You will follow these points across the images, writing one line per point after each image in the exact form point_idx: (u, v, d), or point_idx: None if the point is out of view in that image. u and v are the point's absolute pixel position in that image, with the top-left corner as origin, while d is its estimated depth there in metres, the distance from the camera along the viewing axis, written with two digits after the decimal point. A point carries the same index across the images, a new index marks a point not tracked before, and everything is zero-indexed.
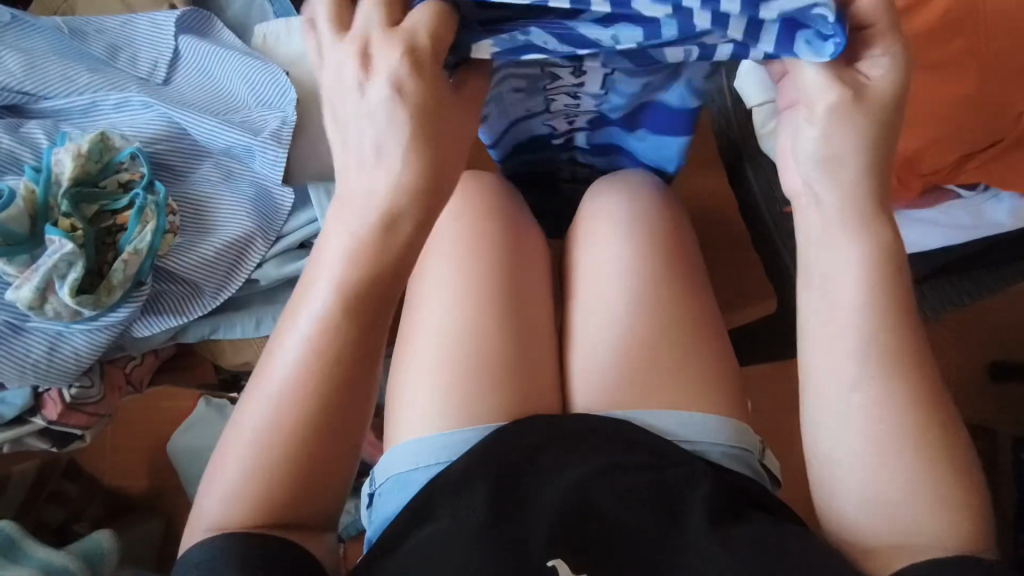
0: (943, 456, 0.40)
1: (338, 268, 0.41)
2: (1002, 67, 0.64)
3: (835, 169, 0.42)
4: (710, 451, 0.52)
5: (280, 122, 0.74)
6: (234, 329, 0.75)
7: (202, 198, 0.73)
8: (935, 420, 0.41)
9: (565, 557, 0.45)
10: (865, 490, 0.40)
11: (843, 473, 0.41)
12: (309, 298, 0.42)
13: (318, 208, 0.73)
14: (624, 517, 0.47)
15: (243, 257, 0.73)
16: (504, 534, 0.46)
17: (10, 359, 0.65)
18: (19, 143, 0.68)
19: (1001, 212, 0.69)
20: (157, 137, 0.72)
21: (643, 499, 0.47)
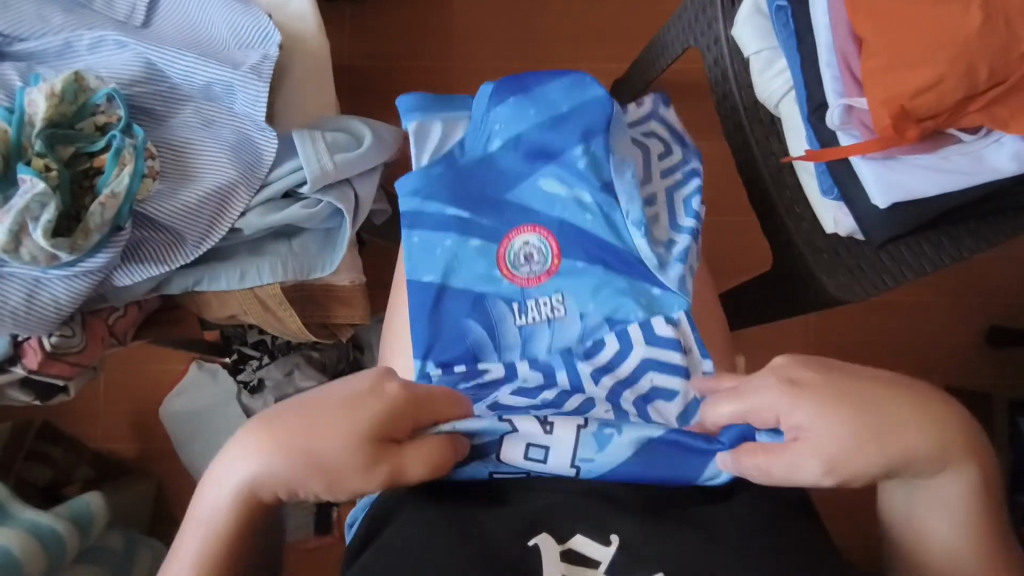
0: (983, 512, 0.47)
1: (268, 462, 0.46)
2: (1009, 1, 0.62)
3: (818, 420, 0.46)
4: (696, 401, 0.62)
5: (260, 56, 0.72)
6: (219, 280, 0.74)
7: (181, 143, 0.71)
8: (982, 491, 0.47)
9: (551, 532, 0.46)
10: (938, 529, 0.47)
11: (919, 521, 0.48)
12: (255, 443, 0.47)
13: (304, 153, 0.72)
14: (608, 484, 0.49)
15: (226, 208, 0.71)
16: (486, 496, 0.48)
17: None
18: None
19: (1004, 159, 0.68)
20: (135, 80, 0.70)
21: (636, 463, 0.49)
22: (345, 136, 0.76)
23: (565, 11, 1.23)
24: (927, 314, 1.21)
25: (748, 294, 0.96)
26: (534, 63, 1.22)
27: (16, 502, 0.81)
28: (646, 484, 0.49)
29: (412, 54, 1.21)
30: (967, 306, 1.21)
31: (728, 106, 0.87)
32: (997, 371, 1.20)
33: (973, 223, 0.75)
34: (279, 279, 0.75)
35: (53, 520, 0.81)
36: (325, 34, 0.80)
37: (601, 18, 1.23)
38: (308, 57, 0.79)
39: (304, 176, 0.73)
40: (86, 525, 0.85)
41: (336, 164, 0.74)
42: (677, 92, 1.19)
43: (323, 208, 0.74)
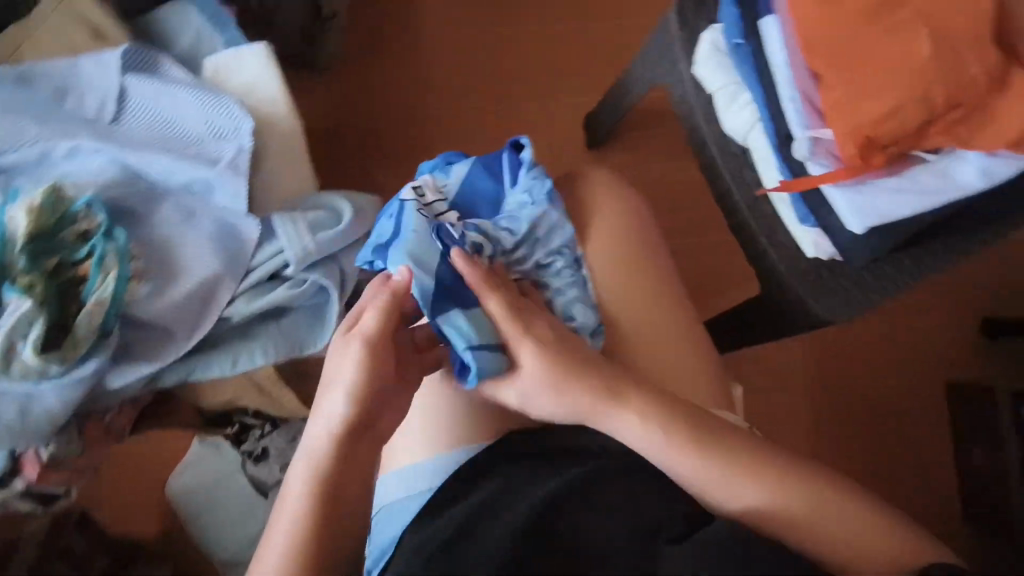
0: (785, 474, 0.52)
1: (313, 460, 0.56)
2: (953, 30, 0.65)
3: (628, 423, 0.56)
4: None
5: (235, 151, 0.74)
6: (211, 368, 0.74)
7: (162, 240, 0.71)
8: (781, 470, 0.52)
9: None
10: (722, 492, 0.53)
11: (702, 485, 0.54)
12: (295, 470, 0.57)
13: (287, 236, 0.73)
14: (600, 526, 0.51)
15: (212, 299, 0.71)
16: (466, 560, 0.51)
17: None
18: None
19: (970, 173, 0.69)
20: (113, 182, 0.71)
21: (617, 508, 0.52)
22: (324, 214, 0.77)
23: (530, 53, 1.25)
24: (922, 314, 1.22)
25: (738, 323, 0.95)
26: (505, 106, 1.23)
27: None
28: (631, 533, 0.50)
29: (385, 110, 1.23)
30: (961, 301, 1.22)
31: (699, 139, 0.88)
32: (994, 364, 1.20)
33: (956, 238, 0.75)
34: (271, 360, 0.75)
35: None
36: (297, 114, 0.81)
37: (566, 56, 1.25)
38: (280, 139, 0.80)
39: (287, 258, 0.73)
40: None
41: (318, 243, 0.74)
42: (648, 122, 1.21)
43: (309, 286, 0.74)
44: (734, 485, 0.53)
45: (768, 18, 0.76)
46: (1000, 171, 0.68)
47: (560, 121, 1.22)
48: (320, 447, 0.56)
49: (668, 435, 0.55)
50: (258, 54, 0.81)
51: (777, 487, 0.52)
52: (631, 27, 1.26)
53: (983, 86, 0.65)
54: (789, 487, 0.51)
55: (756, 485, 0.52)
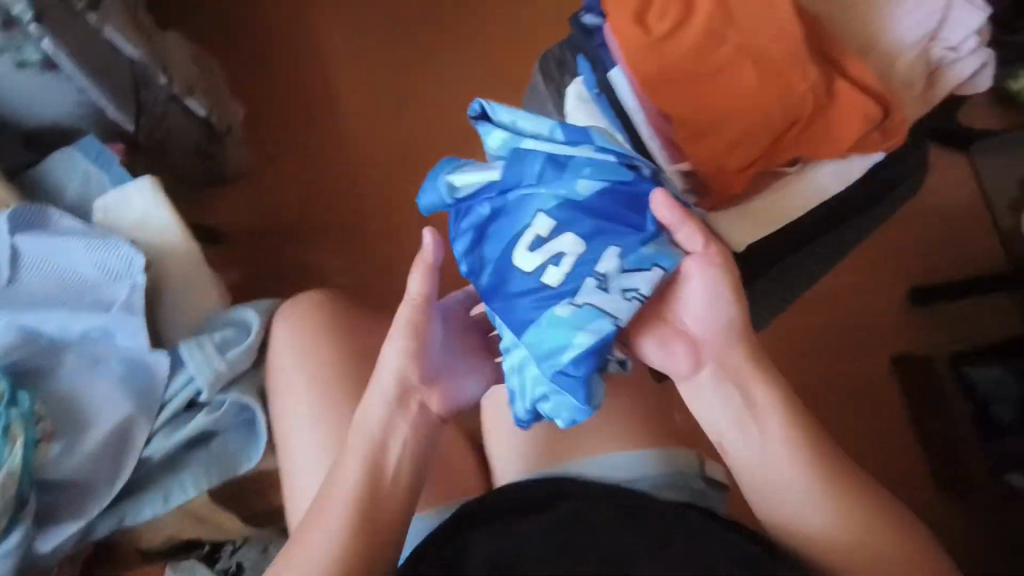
0: (843, 489, 0.55)
1: (361, 454, 0.61)
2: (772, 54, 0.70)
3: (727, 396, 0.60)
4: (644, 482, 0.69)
5: (129, 291, 0.75)
6: (143, 510, 0.73)
7: (70, 394, 0.72)
8: (841, 482, 0.56)
9: None
10: (801, 497, 0.55)
11: (769, 478, 0.57)
12: (341, 472, 0.61)
13: (195, 363, 0.74)
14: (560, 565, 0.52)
15: (128, 442, 0.72)
16: None
17: None
18: None
19: (828, 178, 0.72)
20: (12, 347, 0.71)
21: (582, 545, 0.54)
22: (231, 331, 0.78)
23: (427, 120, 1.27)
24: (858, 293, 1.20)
25: None
26: (412, 176, 1.24)
27: None
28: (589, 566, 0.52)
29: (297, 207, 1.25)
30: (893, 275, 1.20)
31: None
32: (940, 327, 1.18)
33: (830, 246, 0.78)
34: (204, 488, 0.74)
35: None
36: (193, 238, 0.83)
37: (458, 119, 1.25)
38: (178, 266, 0.82)
39: (199, 384, 0.74)
40: None
41: (228, 361, 0.75)
42: None
43: (227, 406, 0.75)
44: (808, 495, 0.55)
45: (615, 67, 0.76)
46: (852, 169, 0.72)
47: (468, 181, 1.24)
48: (369, 441, 0.62)
49: (767, 436, 0.58)
50: (144, 188, 0.83)
51: (843, 512, 0.54)
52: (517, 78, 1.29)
53: (812, 102, 0.70)
54: (851, 509, 0.54)
55: (831, 509, 0.55)
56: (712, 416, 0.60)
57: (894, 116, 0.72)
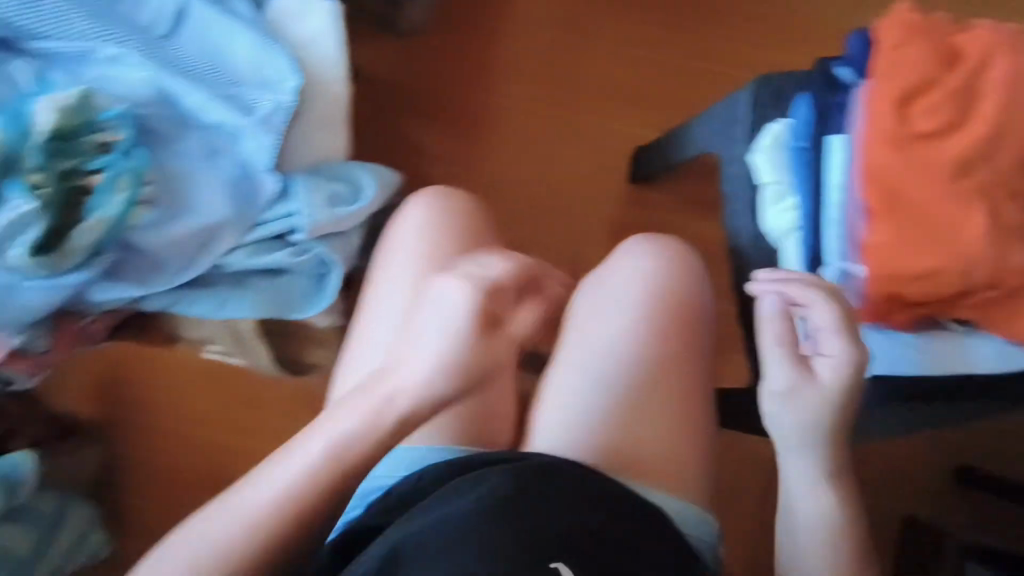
0: None
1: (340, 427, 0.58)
2: (1005, 215, 0.65)
3: (797, 415, 0.57)
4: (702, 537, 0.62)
5: (274, 106, 0.73)
6: (191, 306, 0.74)
7: (178, 172, 0.72)
8: None
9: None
10: None
11: None
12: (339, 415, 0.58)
13: (304, 202, 0.73)
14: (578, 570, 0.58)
15: (211, 243, 0.72)
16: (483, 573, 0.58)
17: None
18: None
19: (989, 356, 0.69)
20: (146, 101, 0.72)
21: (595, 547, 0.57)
22: (345, 188, 0.77)
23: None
24: None
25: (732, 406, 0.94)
26: None
27: None
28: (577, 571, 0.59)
29: None
30: None
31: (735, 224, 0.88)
32: None
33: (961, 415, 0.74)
34: (259, 315, 0.74)
35: None
36: (350, 83, 0.80)
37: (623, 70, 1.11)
38: (324, 102, 0.79)
39: (297, 223, 0.74)
40: None
41: (333, 216, 0.75)
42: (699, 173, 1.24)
43: (310, 257, 0.75)
44: None
45: (835, 135, 0.72)
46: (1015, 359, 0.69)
47: None
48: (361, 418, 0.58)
49: None
50: (326, 8, 0.78)
51: None
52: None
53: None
54: None
55: None
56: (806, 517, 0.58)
57: None
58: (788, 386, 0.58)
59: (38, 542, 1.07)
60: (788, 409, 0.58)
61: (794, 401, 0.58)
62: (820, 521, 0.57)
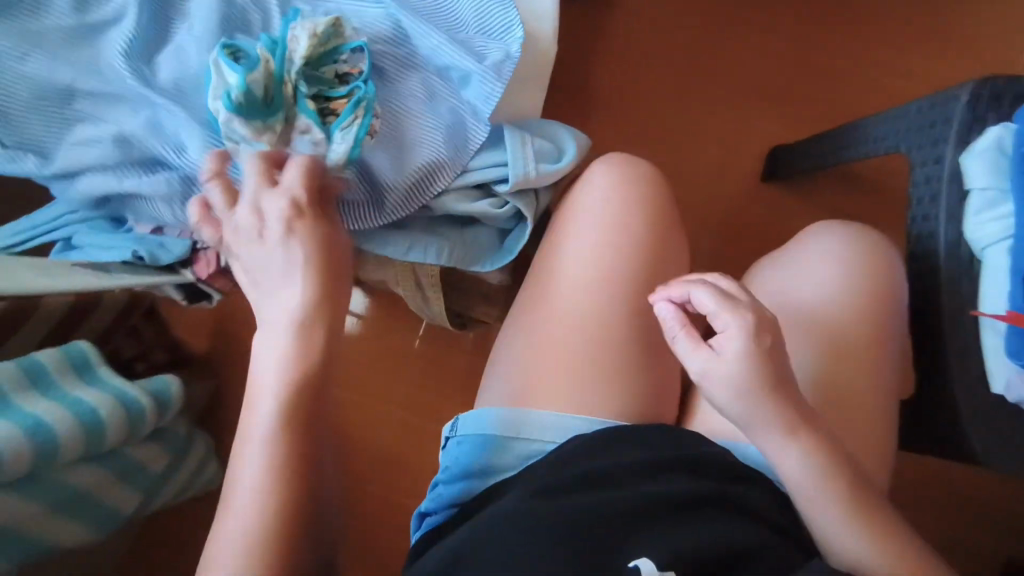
0: None
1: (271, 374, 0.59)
2: None
3: (736, 393, 0.61)
4: None
5: (503, 54, 0.73)
6: (388, 245, 0.77)
7: (404, 110, 0.75)
8: None
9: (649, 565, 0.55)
10: None
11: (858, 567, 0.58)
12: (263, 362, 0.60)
13: (513, 155, 0.74)
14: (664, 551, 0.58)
15: (430, 185, 0.74)
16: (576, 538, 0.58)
17: (214, 212, 0.72)
18: (253, 6, 0.80)
19: None
20: (381, 38, 0.75)
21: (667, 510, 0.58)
22: (550, 148, 0.77)
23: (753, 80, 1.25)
24: None
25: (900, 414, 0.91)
26: (710, 115, 1.24)
27: (108, 369, 0.96)
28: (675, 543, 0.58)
29: (600, 63, 1.26)
30: None
31: (926, 226, 0.86)
32: None
33: None
34: (450, 263, 0.77)
35: (139, 394, 0.96)
36: (557, 39, 0.80)
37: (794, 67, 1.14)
38: (535, 56, 0.79)
39: (506, 175, 0.74)
40: (163, 403, 1.00)
41: (538, 173, 0.75)
42: (847, 183, 1.21)
43: (508, 210, 0.76)
44: None
45: None
46: None
47: (755, 145, 1.23)
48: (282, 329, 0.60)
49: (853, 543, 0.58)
50: None
51: None
52: (863, 81, 1.21)
53: None
54: None
55: None
56: (833, 528, 0.59)
57: None
58: (782, 428, 0.61)
59: (170, 463, 1.05)
60: (789, 450, 0.61)
61: (722, 365, 0.61)
62: (865, 534, 0.58)
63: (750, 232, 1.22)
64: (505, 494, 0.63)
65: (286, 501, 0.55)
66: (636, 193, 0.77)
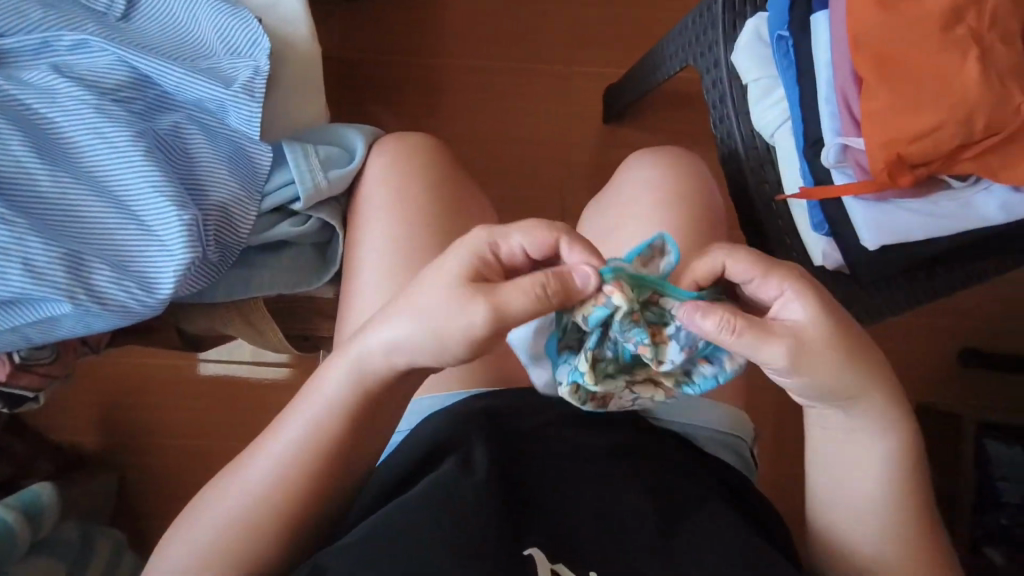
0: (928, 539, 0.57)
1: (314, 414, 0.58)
2: (997, 58, 0.68)
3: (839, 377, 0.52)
4: (696, 432, 0.69)
5: (252, 71, 0.70)
6: (212, 291, 0.73)
7: (175, 155, 0.67)
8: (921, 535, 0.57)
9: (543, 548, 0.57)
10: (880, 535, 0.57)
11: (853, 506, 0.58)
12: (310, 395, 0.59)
13: (297, 170, 0.70)
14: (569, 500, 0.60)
15: (233, 225, 0.68)
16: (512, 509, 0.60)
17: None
18: None
19: (994, 206, 0.71)
20: (121, 85, 0.67)
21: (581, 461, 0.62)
22: (338, 151, 0.74)
23: (556, 31, 1.27)
24: (925, 334, 1.18)
25: None
26: (529, 73, 1.26)
27: None
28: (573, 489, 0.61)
29: (411, 50, 1.25)
30: (955, 329, 1.18)
31: (725, 130, 0.86)
32: (978, 396, 1.16)
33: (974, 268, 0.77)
34: (281, 291, 0.74)
35: (6, 512, 0.90)
36: (317, 39, 0.78)
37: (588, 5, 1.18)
38: (299, 61, 0.76)
39: (296, 193, 0.71)
40: (37, 516, 0.94)
41: (329, 180, 0.72)
42: (668, 106, 1.26)
43: (314, 224, 0.72)
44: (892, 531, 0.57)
45: (821, 14, 0.75)
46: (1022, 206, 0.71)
47: (579, 90, 1.26)
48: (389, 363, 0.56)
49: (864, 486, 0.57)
50: None
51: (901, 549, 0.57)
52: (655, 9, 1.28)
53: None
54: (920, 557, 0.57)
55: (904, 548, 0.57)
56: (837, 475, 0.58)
57: None
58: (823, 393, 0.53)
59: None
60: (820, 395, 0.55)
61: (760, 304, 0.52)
62: (884, 508, 0.56)
63: (600, 175, 1.24)
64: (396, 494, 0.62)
65: (287, 514, 0.57)
66: (421, 175, 0.73)
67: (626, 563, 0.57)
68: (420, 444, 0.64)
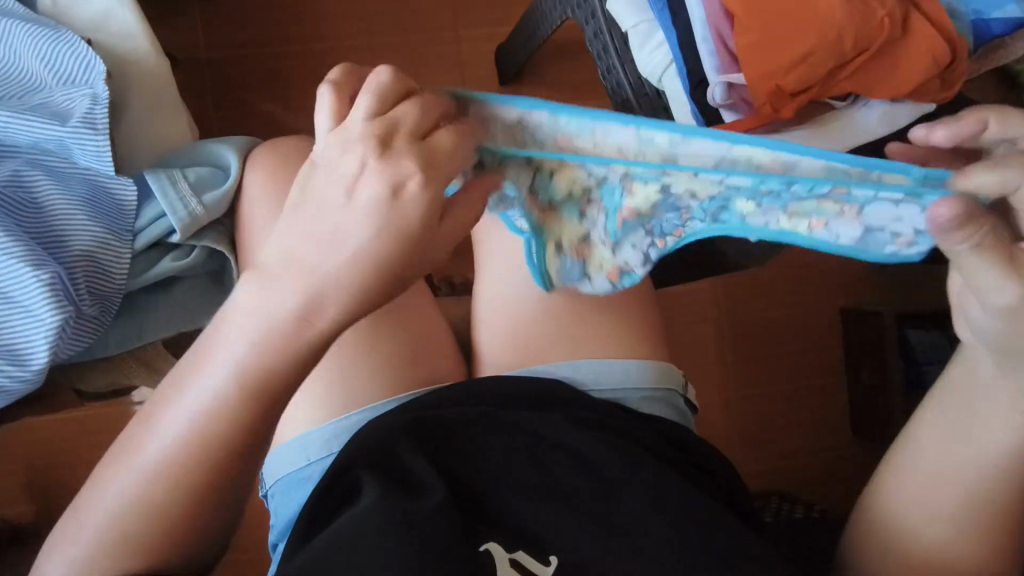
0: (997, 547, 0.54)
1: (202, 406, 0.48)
2: None
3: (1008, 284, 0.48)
4: (628, 396, 0.69)
5: (90, 101, 0.64)
6: (104, 343, 0.68)
7: (21, 206, 0.60)
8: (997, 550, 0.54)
9: (496, 541, 0.57)
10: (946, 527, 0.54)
11: (930, 498, 0.55)
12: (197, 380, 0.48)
13: (165, 201, 0.64)
14: (517, 488, 0.60)
15: (107, 272, 0.63)
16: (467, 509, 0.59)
17: None
18: None
19: (874, 120, 0.73)
20: None
21: (525, 447, 0.61)
22: (209, 170, 0.67)
23: None
24: None
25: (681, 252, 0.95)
26: (411, 45, 1.20)
27: None
28: (516, 475, 0.60)
29: (283, 40, 1.17)
30: None
31: (614, 80, 0.82)
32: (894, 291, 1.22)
33: None
34: (179, 330, 0.69)
35: None
36: (162, 51, 0.71)
37: None
38: (145, 81, 0.70)
39: (171, 225, 0.65)
40: None
41: (204, 204, 0.65)
42: (561, 61, 1.23)
43: (199, 254, 0.66)
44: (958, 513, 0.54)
45: None
46: (899, 116, 0.73)
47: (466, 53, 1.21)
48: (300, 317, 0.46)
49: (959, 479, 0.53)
50: None
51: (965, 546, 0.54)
52: None
53: (887, 30, 0.68)
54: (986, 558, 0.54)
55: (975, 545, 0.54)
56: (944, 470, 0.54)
57: (959, 68, 0.73)
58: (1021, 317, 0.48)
59: None
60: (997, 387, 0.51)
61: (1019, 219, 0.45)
62: (959, 497, 0.53)
63: None
64: (338, 514, 0.59)
65: (190, 507, 0.49)
66: None
67: (581, 538, 0.57)
68: (356, 458, 0.61)
